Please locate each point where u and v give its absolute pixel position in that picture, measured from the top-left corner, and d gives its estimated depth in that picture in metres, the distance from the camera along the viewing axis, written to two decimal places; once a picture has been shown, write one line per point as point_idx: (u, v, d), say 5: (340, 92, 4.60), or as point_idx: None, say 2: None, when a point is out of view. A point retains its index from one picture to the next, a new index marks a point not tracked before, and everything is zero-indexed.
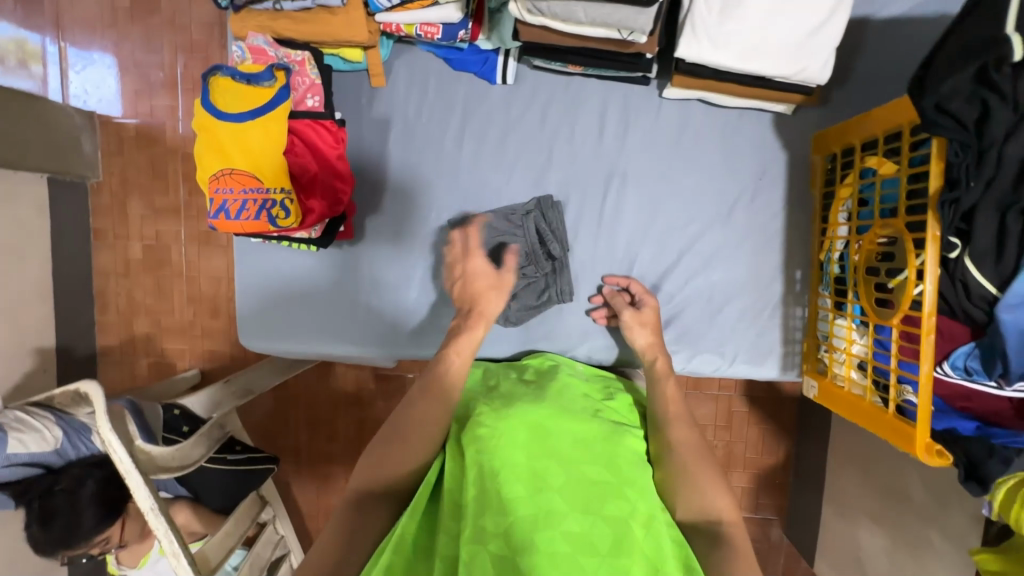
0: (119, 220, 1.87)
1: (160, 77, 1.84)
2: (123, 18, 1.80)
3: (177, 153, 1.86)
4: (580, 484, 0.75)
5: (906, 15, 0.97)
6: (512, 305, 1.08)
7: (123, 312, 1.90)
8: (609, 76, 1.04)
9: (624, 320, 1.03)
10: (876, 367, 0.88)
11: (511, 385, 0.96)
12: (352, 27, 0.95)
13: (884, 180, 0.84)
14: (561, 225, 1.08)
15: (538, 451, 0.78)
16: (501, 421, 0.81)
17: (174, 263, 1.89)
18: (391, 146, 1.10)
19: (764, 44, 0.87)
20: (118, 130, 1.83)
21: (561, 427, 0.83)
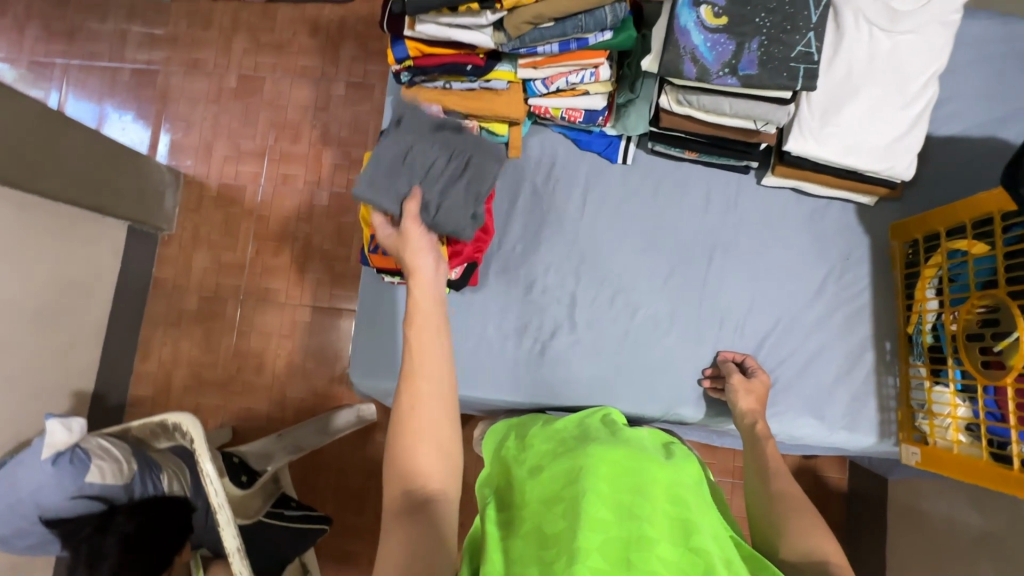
0: (182, 271, 1.87)
1: (250, 146, 1.93)
2: (227, 94, 1.96)
3: (251, 214, 1.89)
4: (664, 516, 0.75)
5: (959, 135, 1.19)
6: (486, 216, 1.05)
7: (166, 363, 1.83)
8: (716, 163, 1.21)
9: (732, 385, 1.08)
10: (989, 427, 0.95)
11: (565, 432, 0.97)
12: (512, 105, 1.13)
13: (976, 259, 0.99)
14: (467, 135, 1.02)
15: (620, 485, 0.78)
16: (581, 457, 0.83)
17: (228, 317, 1.84)
18: (518, 207, 1.23)
19: (861, 143, 1.06)
20: (200, 188, 1.90)
21: (637, 463, 0.82)
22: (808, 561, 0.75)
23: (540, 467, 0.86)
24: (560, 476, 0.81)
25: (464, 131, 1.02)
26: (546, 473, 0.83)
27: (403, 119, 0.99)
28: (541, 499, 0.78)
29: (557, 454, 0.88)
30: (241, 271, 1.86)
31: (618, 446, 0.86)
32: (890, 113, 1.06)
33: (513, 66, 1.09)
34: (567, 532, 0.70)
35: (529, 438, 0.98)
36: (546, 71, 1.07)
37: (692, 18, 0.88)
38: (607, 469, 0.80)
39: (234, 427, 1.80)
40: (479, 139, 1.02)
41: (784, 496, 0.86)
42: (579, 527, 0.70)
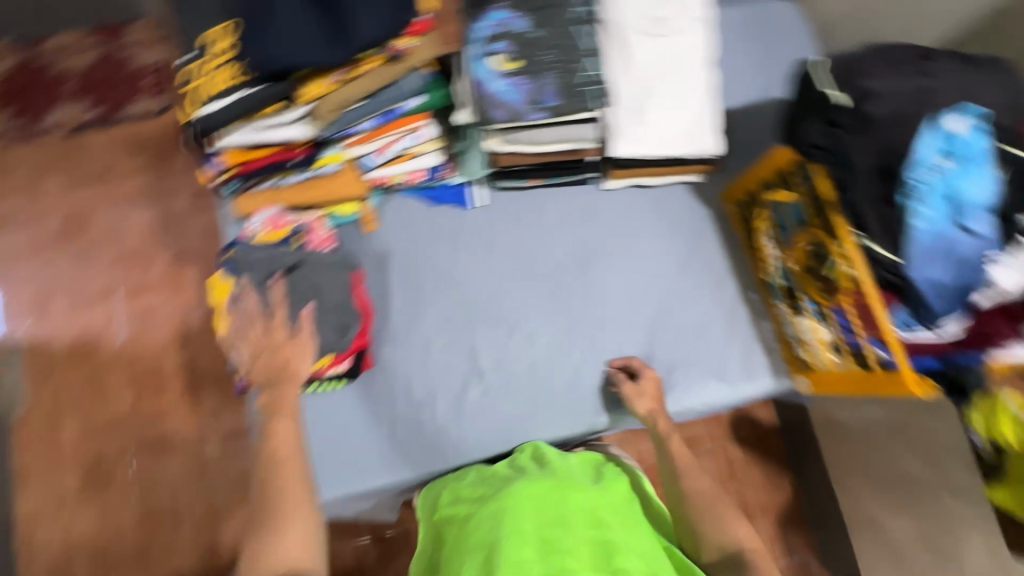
0: (50, 451, 1.62)
1: (95, 289, 1.74)
2: (52, 242, 1.75)
3: (117, 362, 1.69)
4: (591, 544, 0.84)
5: (750, 103, 1.37)
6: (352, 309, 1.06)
7: (60, 561, 1.56)
8: (561, 182, 1.28)
9: (628, 395, 1.12)
10: (848, 342, 1.08)
11: (496, 478, 1.04)
12: (350, 184, 1.13)
13: (791, 205, 1.13)
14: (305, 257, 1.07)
15: (544, 521, 0.86)
16: (507, 497, 0.90)
17: (121, 483, 1.61)
18: (392, 276, 1.22)
19: (672, 134, 1.19)
20: (49, 352, 1.67)
21: (564, 496, 0.91)
22: (728, 550, 0.88)
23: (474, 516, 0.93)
24: (491, 525, 0.87)
25: (300, 261, 1.06)
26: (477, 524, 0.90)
27: (238, 279, 1.03)
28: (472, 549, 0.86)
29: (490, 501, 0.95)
30: (123, 426, 1.65)
31: (545, 480, 0.95)
32: (687, 102, 1.19)
33: (338, 148, 1.09)
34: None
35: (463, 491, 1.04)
36: (373, 145, 1.09)
37: (486, 68, 0.95)
38: (534, 507, 0.89)
39: None
40: (318, 259, 1.07)
41: (697, 491, 0.96)
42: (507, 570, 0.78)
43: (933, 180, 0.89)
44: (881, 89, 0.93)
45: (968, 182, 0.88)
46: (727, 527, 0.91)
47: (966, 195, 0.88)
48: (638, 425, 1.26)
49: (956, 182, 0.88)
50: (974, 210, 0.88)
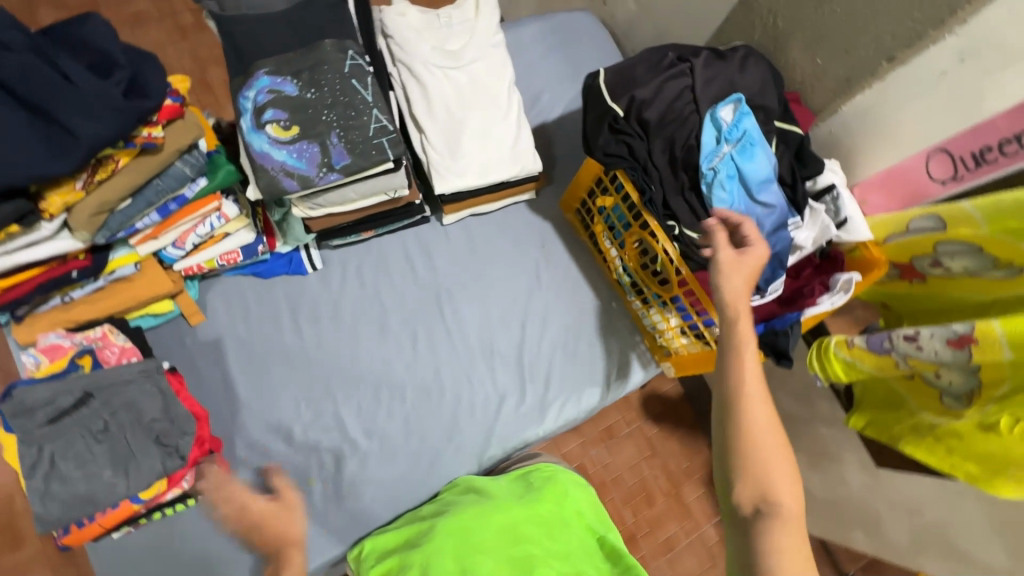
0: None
1: None
2: None
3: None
4: (510, 560, 0.91)
5: (564, 114, 1.42)
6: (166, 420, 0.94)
7: None
8: (396, 227, 1.26)
9: (716, 264, 0.82)
10: (690, 325, 1.15)
11: (425, 514, 1.05)
12: (156, 282, 1.02)
13: (612, 209, 1.18)
14: (90, 383, 0.92)
15: (464, 553, 0.91)
16: (429, 543, 0.94)
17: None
18: (231, 365, 1.12)
19: (490, 160, 1.19)
20: None
21: (485, 520, 0.96)
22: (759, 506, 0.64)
23: (403, 564, 0.94)
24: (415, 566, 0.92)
25: (89, 391, 0.91)
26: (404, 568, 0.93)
27: (16, 429, 0.87)
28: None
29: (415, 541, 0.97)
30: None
31: (468, 508, 0.98)
32: (497, 126, 1.21)
33: (130, 247, 0.98)
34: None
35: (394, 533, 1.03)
36: (169, 236, 0.99)
37: (263, 141, 0.90)
38: (455, 540, 0.93)
39: None
40: (111, 378, 0.93)
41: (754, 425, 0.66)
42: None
43: (722, 166, 0.99)
44: (650, 95, 1.03)
45: (746, 165, 0.99)
46: (764, 459, 0.65)
47: (749, 175, 0.99)
48: (638, 370, 1.30)
49: (739, 164, 0.99)
50: (759, 185, 0.99)
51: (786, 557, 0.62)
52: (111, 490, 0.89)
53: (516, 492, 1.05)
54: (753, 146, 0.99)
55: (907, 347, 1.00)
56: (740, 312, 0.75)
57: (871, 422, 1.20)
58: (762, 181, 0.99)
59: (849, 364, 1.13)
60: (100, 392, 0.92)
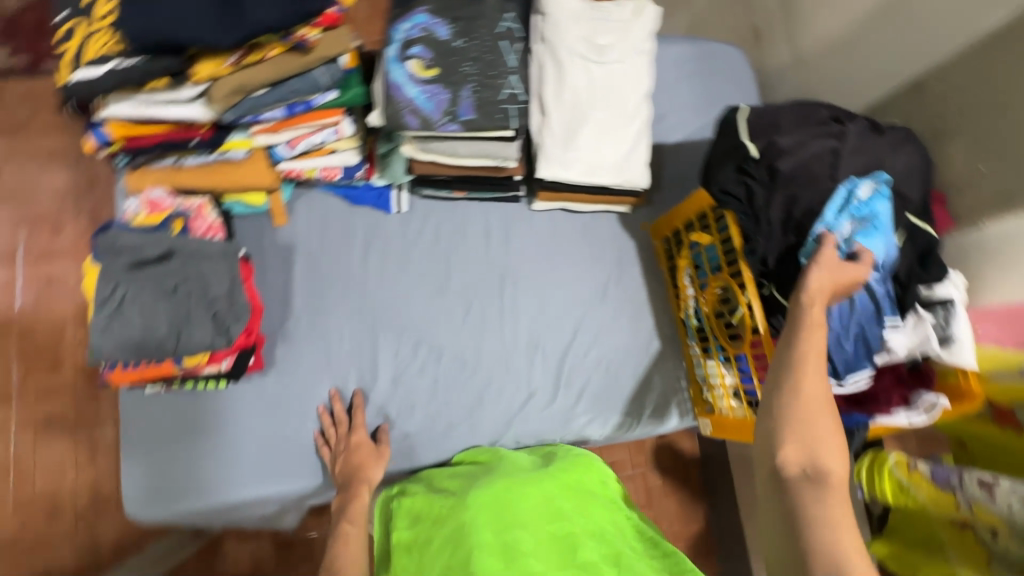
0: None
1: None
2: None
3: (8, 332, 1.54)
4: (547, 538, 0.89)
5: (685, 141, 1.38)
6: (227, 297, 0.98)
7: None
8: (487, 197, 1.25)
9: (817, 257, 0.86)
10: (746, 390, 1.09)
11: (448, 475, 1.01)
12: (258, 173, 1.07)
13: (706, 248, 1.14)
14: (178, 244, 0.97)
15: (499, 524, 0.88)
16: (462, 513, 0.89)
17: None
18: (296, 273, 1.16)
19: (601, 161, 1.17)
20: None
21: (518, 490, 0.93)
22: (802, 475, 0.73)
23: (434, 534, 0.90)
24: (451, 535, 0.88)
25: (173, 251, 0.96)
26: (436, 530, 0.91)
27: (100, 263, 0.92)
28: (435, 559, 0.88)
29: (445, 505, 0.93)
30: (7, 403, 1.51)
31: (494, 480, 0.94)
32: (618, 132, 1.18)
33: (247, 133, 1.01)
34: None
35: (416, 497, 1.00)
36: (285, 135, 1.03)
37: (402, 73, 0.92)
38: (490, 511, 0.89)
39: None
40: (195, 247, 0.97)
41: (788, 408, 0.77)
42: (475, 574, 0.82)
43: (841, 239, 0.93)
44: (789, 145, 0.97)
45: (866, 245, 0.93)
46: (811, 431, 0.75)
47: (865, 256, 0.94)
48: (673, 418, 1.25)
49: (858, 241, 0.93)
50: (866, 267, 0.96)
51: (839, 526, 0.69)
52: (160, 348, 0.92)
53: (536, 467, 1.01)
54: (878, 228, 0.94)
55: (978, 493, 0.93)
56: (819, 305, 0.81)
57: (894, 554, 1.12)
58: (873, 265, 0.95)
59: (903, 489, 1.05)
60: (183, 254, 0.97)
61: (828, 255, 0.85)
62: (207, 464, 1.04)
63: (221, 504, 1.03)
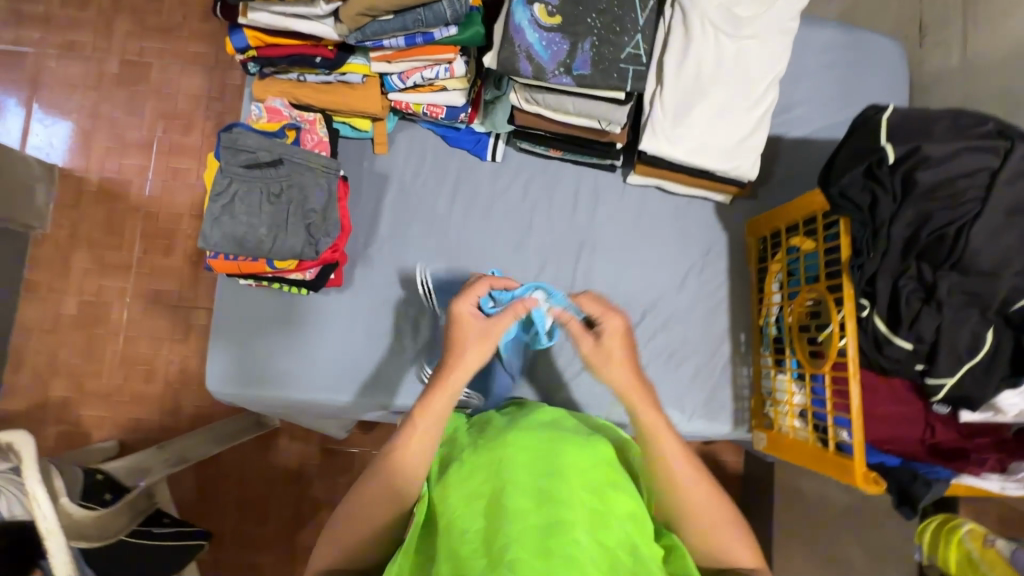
0: (59, 273, 1.71)
1: (136, 137, 1.77)
2: (109, 81, 1.78)
3: (138, 211, 1.75)
4: (587, 497, 0.65)
5: (808, 137, 1.26)
6: (319, 210, 1.03)
7: (41, 373, 1.67)
8: (583, 161, 1.23)
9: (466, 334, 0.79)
10: (815, 412, 1.01)
11: (504, 413, 0.90)
12: (368, 100, 1.10)
13: (806, 255, 1.05)
14: (288, 152, 1.02)
15: (538, 466, 0.68)
16: (502, 442, 0.72)
17: (114, 321, 1.70)
18: (386, 201, 1.20)
19: (710, 142, 1.10)
20: (79, 184, 1.74)
21: (559, 438, 0.74)
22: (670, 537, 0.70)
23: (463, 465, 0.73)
24: (484, 462, 0.71)
25: (281, 160, 1.02)
26: (463, 458, 0.74)
27: (219, 157, 1.00)
28: (463, 492, 0.68)
29: (478, 434, 0.80)
30: (128, 272, 1.72)
31: (534, 424, 0.78)
32: (737, 115, 1.10)
33: (366, 59, 1.06)
34: (495, 549, 0.59)
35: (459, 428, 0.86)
36: (400, 66, 1.05)
37: (526, 16, 0.90)
38: (529, 453, 0.70)
39: (121, 439, 1.67)
40: (300, 159, 1.03)
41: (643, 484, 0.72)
42: (504, 528, 0.60)
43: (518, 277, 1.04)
44: (938, 157, 0.86)
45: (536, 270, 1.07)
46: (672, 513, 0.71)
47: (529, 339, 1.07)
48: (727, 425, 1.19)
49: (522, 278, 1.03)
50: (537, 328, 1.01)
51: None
52: (258, 246, 1.00)
53: (580, 427, 0.82)
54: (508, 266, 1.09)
55: None
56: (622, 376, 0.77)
57: None
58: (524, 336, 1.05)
59: (971, 563, 0.95)
60: (291, 163, 1.02)
61: (615, 346, 0.78)
62: (281, 361, 1.14)
63: (286, 399, 1.13)
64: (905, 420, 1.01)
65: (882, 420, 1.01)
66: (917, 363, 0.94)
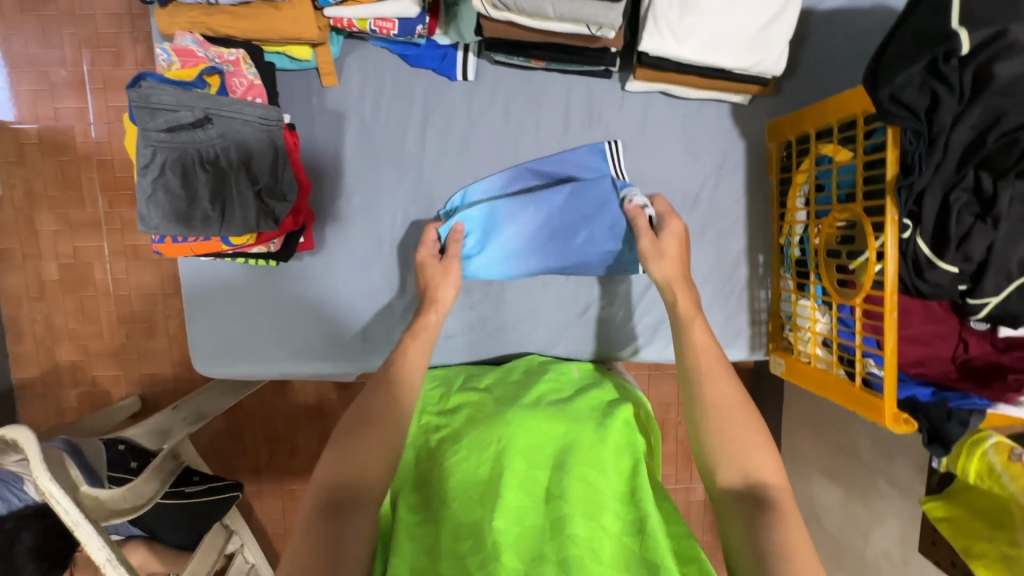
0: (27, 237, 1.59)
1: (63, 75, 1.53)
2: (11, 6, 1.50)
3: (90, 160, 1.57)
4: (584, 487, 0.74)
5: (845, 6, 1.03)
6: (264, 173, 0.89)
7: (42, 339, 1.63)
8: (571, 70, 1.02)
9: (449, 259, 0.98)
10: (841, 344, 0.94)
11: (506, 384, 0.98)
12: (301, 23, 0.88)
13: (840, 167, 0.89)
14: (218, 105, 0.84)
15: (536, 458, 0.80)
16: (505, 427, 0.83)
17: (98, 282, 1.62)
18: (345, 141, 1.04)
19: (726, 34, 0.89)
20: (16, 137, 1.54)
21: (556, 427, 0.84)
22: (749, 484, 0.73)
23: (469, 436, 0.83)
24: (485, 445, 0.81)
25: (209, 117, 0.84)
26: (454, 446, 0.82)
27: (134, 120, 0.81)
28: (463, 470, 0.78)
29: (477, 414, 0.89)
30: (99, 229, 1.60)
31: (544, 410, 0.87)
32: None
33: None
34: (483, 537, 0.69)
35: (466, 396, 0.95)
36: None
37: None
38: (528, 442, 0.81)
39: (141, 395, 1.68)
40: (228, 109, 0.85)
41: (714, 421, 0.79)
42: (495, 521, 0.70)
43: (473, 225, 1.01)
44: None
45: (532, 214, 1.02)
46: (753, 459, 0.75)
47: (528, 258, 1.04)
48: (740, 352, 1.13)
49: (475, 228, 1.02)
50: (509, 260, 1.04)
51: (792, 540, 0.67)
52: (206, 223, 0.86)
53: (595, 414, 0.88)
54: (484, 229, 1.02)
55: None
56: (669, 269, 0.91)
57: (953, 519, 1.08)
58: (526, 240, 1.04)
59: (991, 473, 0.93)
60: (221, 119, 0.85)
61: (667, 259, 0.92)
62: (267, 335, 1.07)
63: (277, 370, 1.07)
64: (936, 337, 0.94)
65: (913, 341, 0.95)
66: (959, 284, 0.84)
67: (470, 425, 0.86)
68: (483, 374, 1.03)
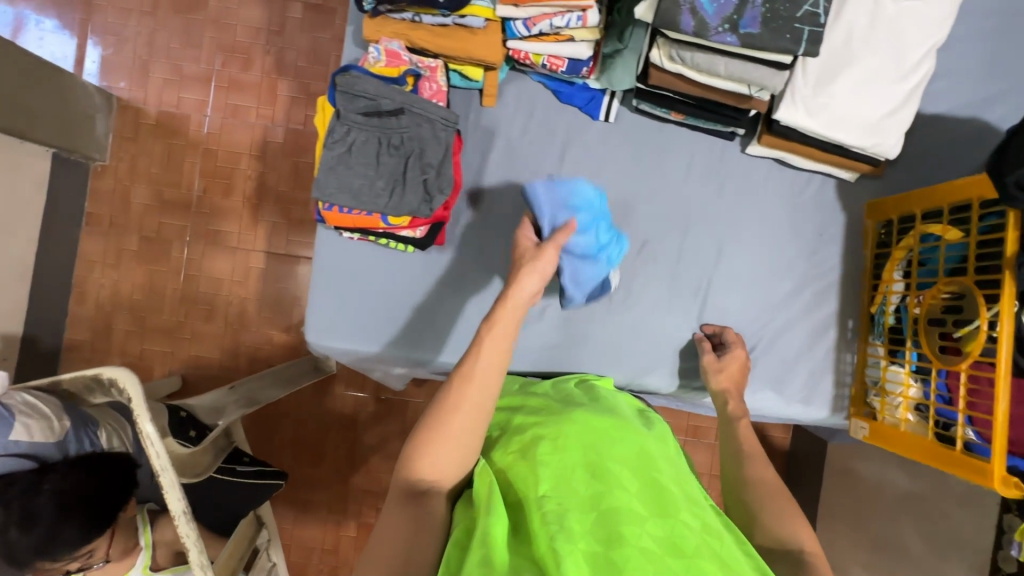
0: (119, 208, 1.61)
1: (195, 71, 1.63)
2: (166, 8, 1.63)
3: (197, 148, 1.62)
4: (647, 486, 0.68)
5: (946, 114, 1.16)
6: (432, 167, 0.98)
7: (104, 308, 1.60)
8: (701, 127, 1.16)
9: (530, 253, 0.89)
10: (938, 409, 0.99)
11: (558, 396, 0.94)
12: (489, 48, 1.02)
13: (947, 245, 0.99)
14: (411, 100, 0.96)
15: (596, 449, 0.73)
16: (554, 424, 0.77)
17: (174, 261, 1.61)
18: (489, 156, 1.14)
19: (854, 115, 1.02)
20: (137, 115, 1.61)
21: (608, 428, 0.77)
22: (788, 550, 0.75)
23: (522, 432, 0.78)
24: (537, 439, 0.75)
25: (403, 109, 0.96)
26: (511, 439, 0.78)
27: (337, 103, 0.95)
28: (514, 464, 0.72)
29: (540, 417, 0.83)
30: (187, 211, 1.62)
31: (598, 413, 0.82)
32: (888, 85, 1.02)
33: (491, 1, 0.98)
34: (548, 513, 0.62)
35: (512, 404, 0.92)
36: (528, 10, 0.96)
37: None
38: (584, 435, 0.75)
39: (183, 374, 1.61)
40: (421, 107, 0.96)
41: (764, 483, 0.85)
42: (560, 501, 0.63)
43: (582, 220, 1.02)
44: None
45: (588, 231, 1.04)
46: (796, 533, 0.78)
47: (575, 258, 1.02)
48: (818, 413, 1.17)
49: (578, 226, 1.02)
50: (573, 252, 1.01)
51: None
52: (376, 198, 0.96)
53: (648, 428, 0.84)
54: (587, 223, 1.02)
55: None
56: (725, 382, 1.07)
57: None
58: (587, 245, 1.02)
59: None
60: (410, 113, 0.96)
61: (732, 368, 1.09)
62: (375, 317, 1.12)
63: (377, 353, 1.11)
64: None
65: None
66: None
67: (522, 425, 0.81)
68: (538, 387, 1.00)
